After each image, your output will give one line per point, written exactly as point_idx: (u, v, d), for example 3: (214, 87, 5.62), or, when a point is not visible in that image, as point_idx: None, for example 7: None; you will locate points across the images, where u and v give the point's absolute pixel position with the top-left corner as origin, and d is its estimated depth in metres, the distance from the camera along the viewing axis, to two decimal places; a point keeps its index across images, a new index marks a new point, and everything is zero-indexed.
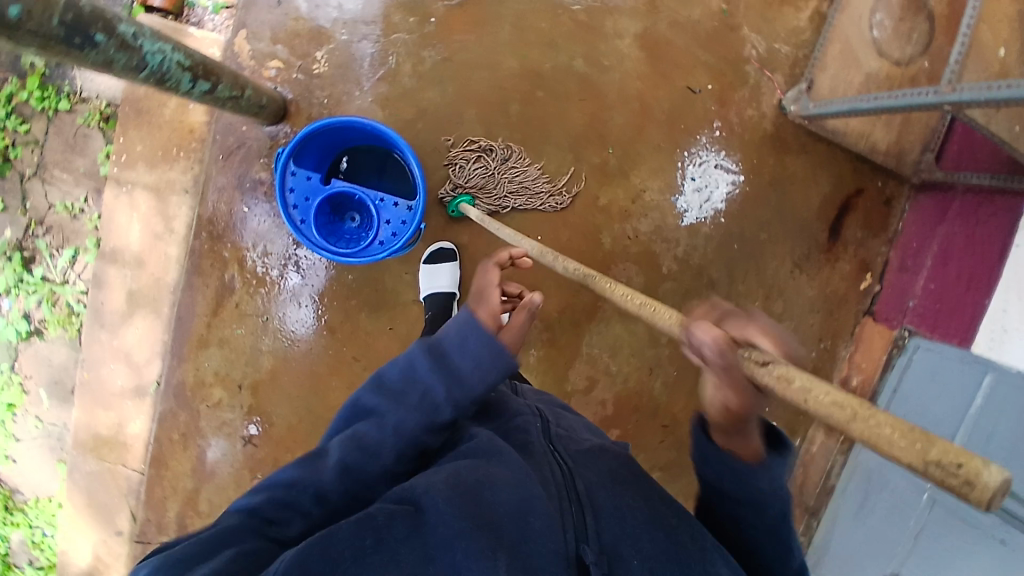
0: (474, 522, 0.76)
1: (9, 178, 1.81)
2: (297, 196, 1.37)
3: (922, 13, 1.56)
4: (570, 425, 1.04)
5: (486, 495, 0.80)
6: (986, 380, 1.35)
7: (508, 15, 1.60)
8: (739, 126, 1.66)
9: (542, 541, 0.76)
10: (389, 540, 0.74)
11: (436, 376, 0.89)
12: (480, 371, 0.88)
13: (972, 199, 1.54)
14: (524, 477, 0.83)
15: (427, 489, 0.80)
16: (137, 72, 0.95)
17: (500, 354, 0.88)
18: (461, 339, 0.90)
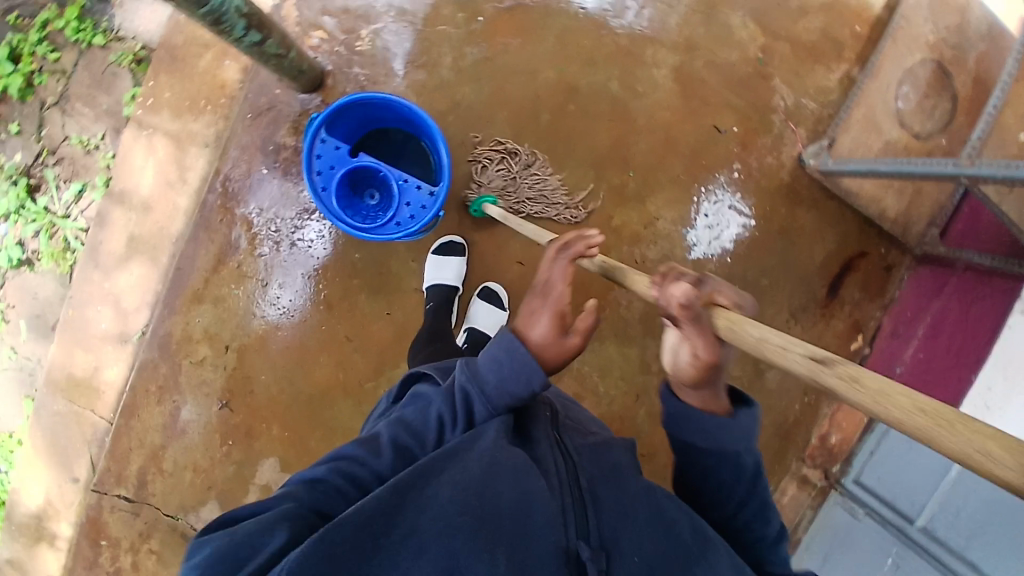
0: (479, 516, 0.77)
1: (30, 104, 1.82)
2: (322, 163, 1.38)
3: (947, 92, 1.60)
4: (577, 420, 1.08)
5: (491, 489, 0.80)
6: None
7: (553, 28, 1.63)
8: (758, 172, 1.70)
9: (541, 534, 0.78)
10: (390, 542, 0.74)
11: (458, 386, 0.91)
12: (510, 390, 0.88)
13: (972, 277, 1.58)
14: (528, 470, 0.84)
15: (430, 484, 0.80)
16: (197, 8, 0.98)
17: (529, 364, 0.87)
18: (487, 352, 0.90)
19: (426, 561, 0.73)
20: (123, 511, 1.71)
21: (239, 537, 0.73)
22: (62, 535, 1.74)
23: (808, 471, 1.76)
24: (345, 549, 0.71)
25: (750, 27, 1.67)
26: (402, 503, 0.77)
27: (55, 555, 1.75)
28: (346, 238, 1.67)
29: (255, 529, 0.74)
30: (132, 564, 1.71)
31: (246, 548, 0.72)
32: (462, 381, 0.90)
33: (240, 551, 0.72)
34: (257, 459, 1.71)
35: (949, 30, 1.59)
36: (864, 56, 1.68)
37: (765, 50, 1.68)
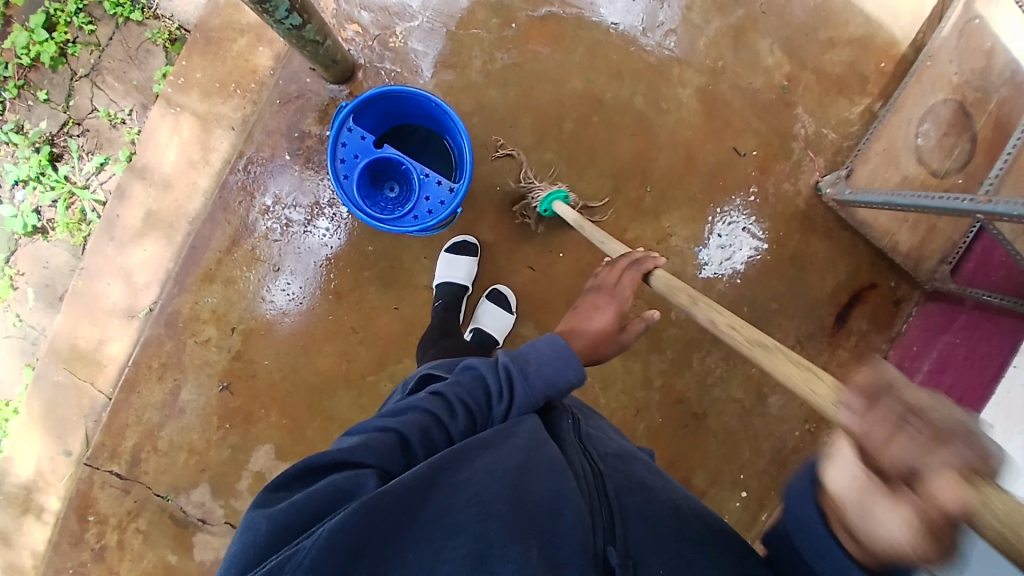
0: (511, 504, 0.75)
1: (61, 73, 1.84)
2: (347, 151, 1.39)
3: (967, 133, 1.61)
4: (597, 426, 1.07)
5: (525, 481, 0.79)
6: None
7: (584, 40, 1.66)
8: (774, 197, 1.72)
9: (570, 530, 0.75)
10: (423, 517, 0.73)
11: (512, 372, 0.93)
12: (557, 373, 0.95)
13: (979, 315, 1.59)
14: (561, 469, 0.82)
15: (465, 469, 0.79)
16: None
17: (573, 355, 0.96)
18: (540, 350, 0.96)
19: (455, 542, 0.71)
20: (113, 487, 1.70)
21: (315, 493, 0.72)
22: (49, 509, 1.72)
23: None
24: (388, 509, 0.70)
25: (778, 54, 1.70)
26: (436, 483, 0.76)
27: (40, 529, 1.72)
28: (361, 230, 1.68)
29: (333, 488, 0.73)
30: (118, 542, 1.69)
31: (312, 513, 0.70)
32: (506, 359, 0.94)
33: (317, 507, 0.71)
34: (253, 445, 1.70)
35: (974, 72, 1.60)
36: (887, 92, 1.71)
37: (790, 78, 1.70)
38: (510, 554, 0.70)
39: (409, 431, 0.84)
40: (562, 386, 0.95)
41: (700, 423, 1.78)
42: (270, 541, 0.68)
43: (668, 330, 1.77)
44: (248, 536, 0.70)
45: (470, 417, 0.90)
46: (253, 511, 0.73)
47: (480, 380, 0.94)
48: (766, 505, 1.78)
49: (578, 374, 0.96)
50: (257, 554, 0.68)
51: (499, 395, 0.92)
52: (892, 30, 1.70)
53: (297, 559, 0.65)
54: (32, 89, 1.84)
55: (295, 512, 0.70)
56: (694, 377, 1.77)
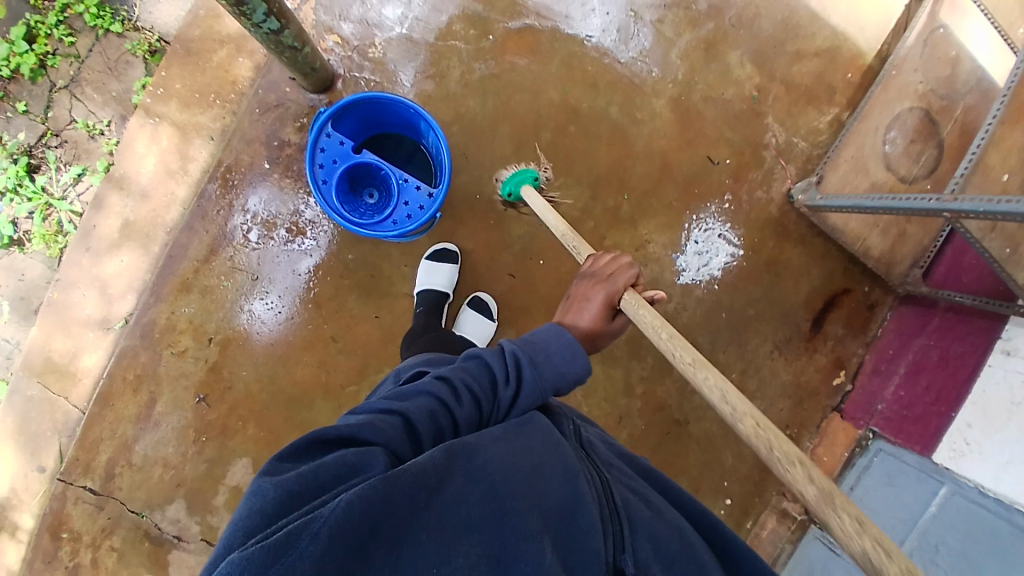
0: (530, 504, 0.74)
1: (40, 85, 1.84)
2: (325, 156, 1.40)
3: (934, 140, 1.66)
4: (596, 433, 1.06)
5: (541, 482, 0.78)
6: (941, 491, 1.40)
7: (560, 51, 1.69)
8: (748, 204, 1.75)
9: (585, 538, 0.75)
10: (440, 501, 0.69)
11: (520, 360, 0.96)
12: (559, 364, 0.99)
13: (953, 317, 1.62)
14: (575, 472, 0.82)
15: (479, 460, 0.77)
16: None
17: (576, 347, 1.01)
18: (545, 340, 1.01)
19: (473, 536, 0.68)
20: (87, 504, 1.65)
21: (327, 464, 0.68)
22: (22, 527, 1.66)
23: (788, 504, 1.77)
24: (409, 484, 0.68)
25: (748, 65, 1.73)
26: (451, 469, 0.74)
27: (16, 548, 1.65)
28: (341, 238, 1.68)
29: (344, 461, 0.70)
30: (91, 560, 1.65)
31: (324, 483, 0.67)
32: (513, 348, 0.97)
33: (327, 478, 0.67)
34: (230, 458, 1.68)
35: (939, 80, 1.65)
36: (854, 102, 1.75)
37: (761, 89, 1.74)
38: (527, 555, 0.68)
39: (415, 416, 0.83)
40: (563, 377, 0.99)
41: (682, 430, 1.78)
42: (276, 510, 0.63)
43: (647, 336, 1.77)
44: (252, 504, 0.64)
45: (475, 401, 0.91)
46: (257, 480, 0.67)
47: (483, 367, 0.95)
48: (749, 511, 1.78)
49: (582, 366, 1.01)
50: (262, 524, 0.62)
51: (503, 381, 0.94)
52: (858, 42, 1.75)
53: (317, 525, 0.59)
54: (10, 100, 1.83)
55: (305, 481, 0.66)
56: (675, 383, 1.78)
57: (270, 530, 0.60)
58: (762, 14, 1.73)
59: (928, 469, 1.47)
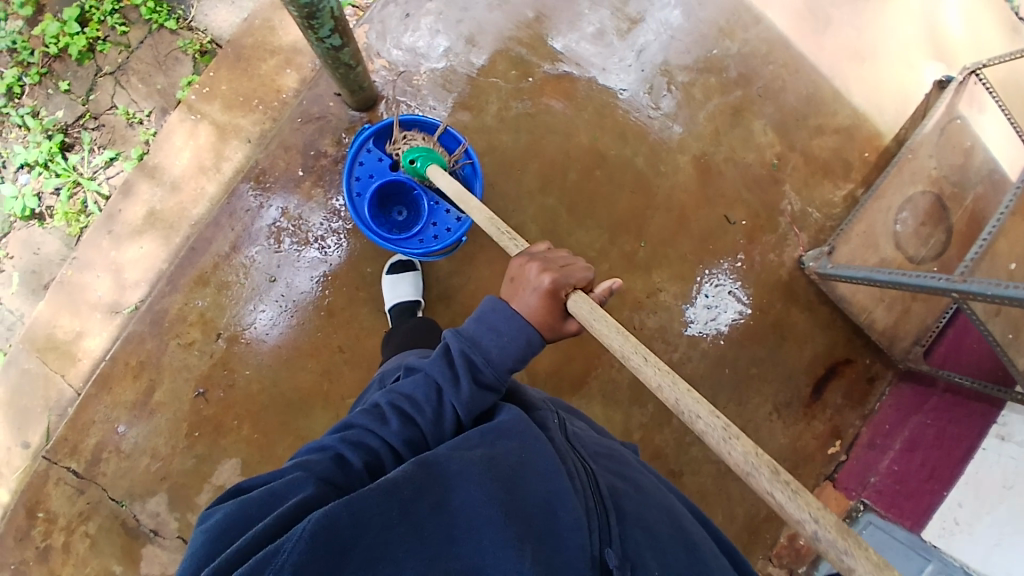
0: (508, 506, 0.79)
1: (86, 68, 1.88)
2: (363, 170, 1.45)
3: (943, 225, 1.75)
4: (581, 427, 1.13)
5: (522, 485, 0.83)
6: (926, 568, 1.41)
7: (594, 99, 1.76)
8: (760, 265, 1.79)
9: (570, 536, 0.79)
10: (416, 514, 0.75)
11: (465, 360, 0.97)
12: (507, 355, 0.98)
13: (950, 398, 1.65)
14: (555, 470, 0.86)
15: (454, 467, 0.83)
16: None
17: (524, 328, 0.99)
18: (489, 327, 0.99)
19: (451, 551, 0.73)
20: (68, 486, 1.62)
21: (252, 499, 0.77)
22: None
23: (773, 569, 1.77)
24: (377, 501, 0.74)
25: (771, 133, 1.80)
26: (428, 480, 0.80)
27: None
28: (362, 251, 1.71)
29: (269, 493, 0.78)
30: (62, 545, 1.61)
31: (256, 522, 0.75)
32: (455, 348, 0.98)
33: (253, 511, 0.76)
34: (220, 457, 1.65)
35: (951, 168, 1.76)
36: (868, 180, 1.82)
37: (780, 157, 1.80)
38: (504, 564, 0.73)
39: (343, 446, 0.89)
40: (514, 365, 0.99)
41: (675, 482, 1.78)
42: (211, 550, 0.72)
43: None
44: (191, 553, 0.74)
45: (417, 408, 0.95)
46: (195, 531, 0.77)
47: (424, 376, 0.98)
48: None
49: (531, 337, 0.99)
50: (210, 562, 0.72)
51: (448, 385, 0.96)
52: (876, 124, 1.83)
53: (279, 561, 0.65)
54: (54, 78, 1.88)
55: (231, 520, 0.75)
56: (673, 433, 1.79)
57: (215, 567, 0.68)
58: (788, 88, 1.81)
59: (916, 545, 1.47)
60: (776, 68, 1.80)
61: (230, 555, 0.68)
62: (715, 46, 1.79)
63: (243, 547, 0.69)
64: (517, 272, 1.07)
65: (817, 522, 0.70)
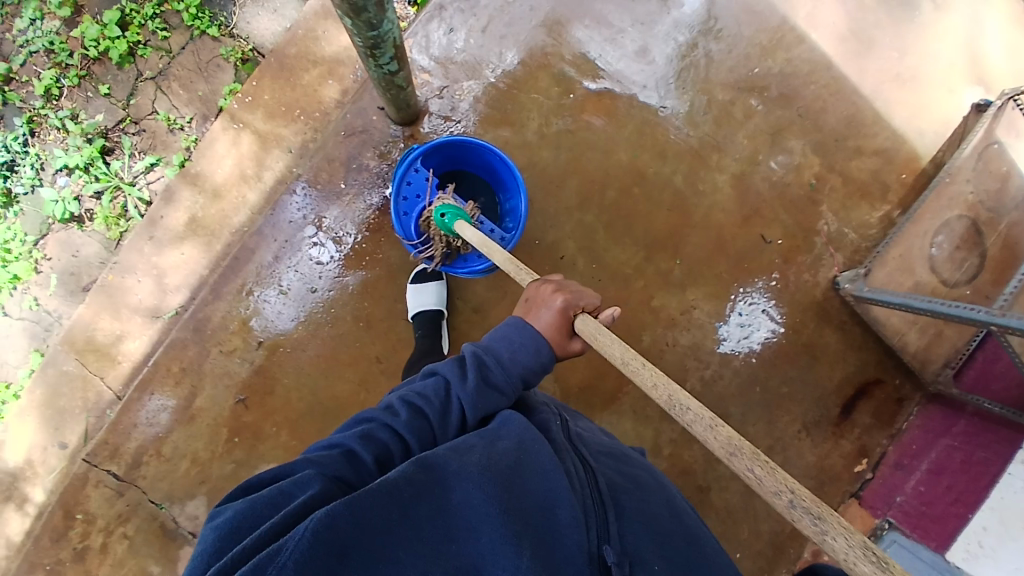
0: (506, 506, 0.81)
1: (127, 72, 1.89)
2: (411, 190, 1.48)
3: (977, 250, 1.76)
4: (586, 427, 1.16)
5: (519, 483, 0.85)
6: None
7: (636, 116, 1.77)
8: (795, 285, 1.80)
9: (566, 534, 0.82)
10: (416, 515, 0.78)
11: (475, 362, 1.01)
12: (518, 359, 1.03)
13: (978, 422, 1.67)
14: (554, 468, 0.88)
15: (453, 468, 0.84)
16: (369, 30, 1.03)
17: (536, 337, 1.04)
18: (504, 335, 1.05)
19: (449, 548, 0.77)
20: (108, 488, 1.65)
21: (262, 496, 0.79)
22: (32, 500, 1.69)
23: None
24: (380, 500, 0.77)
25: (809, 154, 1.81)
26: (426, 481, 0.81)
27: (18, 521, 1.69)
28: (402, 263, 1.72)
29: (277, 491, 0.79)
30: (101, 546, 1.64)
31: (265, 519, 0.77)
32: (469, 351, 1.03)
33: (264, 509, 0.78)
34: (257, 463, 1.68)
35: (987, 193, 1.76)
36: (905, 202, 1.82)
37: (819, 178, 1.81)
38: (502, 560, 0.76)
39: (353, 442, 0.91)
40: (523, 371, 1.03)
41: (702, 497, 1.80)
42: (219, 548, 0.74)
43: None
44: (201, 548, 0.76)
45: (424, 406, 0.97)
46: (206, 527, 0.79)
47: (435, 378, 1.02)
48: None
49: (546, 360, 1.05)
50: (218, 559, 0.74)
51: (456, 381, 0.99)
52: (915, 146, 1.84)
53: (281, 559, 0.68)
54: (93, 80, 1.89)
55: (242, 517, 0.77)
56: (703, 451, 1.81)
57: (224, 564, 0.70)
58: (829, 109, 1.81)
59: (940, 566, 1.47)
60: (817, 89, 1.81)
61: (238, 552, 0.71)
62: (757, 65, 1.80)
63: (249, 546, 0.71)
64: (532, 293, 1.14)
65: (793, 493, 0.71)
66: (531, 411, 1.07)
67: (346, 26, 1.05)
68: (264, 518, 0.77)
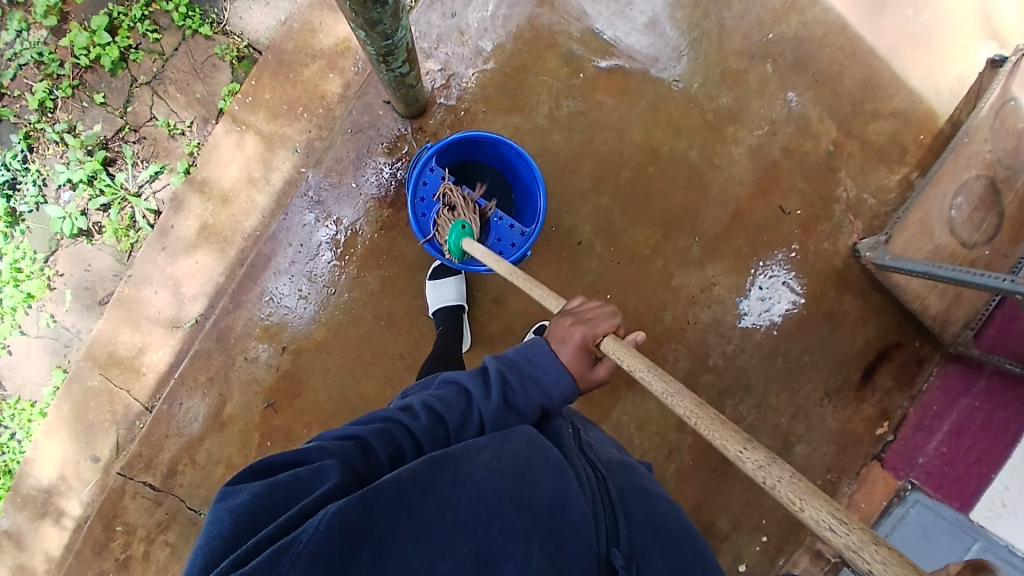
0: (516, 507, 0.77)
1: (120, 78, 1.88)
2: (428, 189, 1.48)
3: (995, 209, 1.73)
4: (599, 437, 1.11)
5: (529, 482, 0.81)
6: (973, 547, 1.40)
7: (648, 94, 1.75)
8: (814, 255, 1.79)
9: (576, 535, 0.79)
10: (423, 512, 0.73)
11: (497, 378, 1.00)
12: (538, 384, 1.02)
13: (998, 381, 1.64)
14: (565, 471, 0.85)
15: (463, 467, 0.80)
16: (383, 40, 1.09)
17: (560, 366, 1.04)
18: (528, 358, 1.04)
19: (458, 540, 0.72)
20: (145, 498, 1.68)
21: (278, 483, 0.75)
22: (68, 513, 1.72)
23: (821, 546, 1.74)
24: (391, 495, 0.73)
25: (825, 120, 1.78)
26: (435, 478, 0.77)
27: (58, 534, 1.72)
28: (419, 258, 1.71)
29: (294, 478, 0.76)
30: (144, 554, 1.67)
31: (281, 509, 0.73)
32: (493, 366, 1.02)
33: (280, 497, 0.74)
34: None
35: (1005, 151, 1.74)
36: (924, 164, 1.80)
37: (837, 144, 1.78)
38: (513, 555, 0.73)
39: (371, 435, 0.88)
40: (542, 401, 1.02)
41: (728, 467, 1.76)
42: (232, 533, 0.70)
43: (704, 375, 1.76)
44: (211, 530, 0.71)
45: (444, 413, 0.95)
46: (216, 507, 0.74)
47: (457, 385, 1.00)
48: (784, 549, 1.75)
49: (568, 391, 1.03)
50: (231, 548, 0.70)
51: (478, 392, 0.98)
52: (932, 105, 1.80)
53: (296, 551, 0.64)
54: (87, 90, 1.88)
55: (259, 502, 0.73)
56: None
57: (239, 552, 0.67)
58: (845, 72, 1.78)
59: (963, 524, 1.46)
60: (833, 52, 1.78)
61: (253, 542, 0.67)
62: (771, 31, 1.77)
63: (267, 535, 0.68)
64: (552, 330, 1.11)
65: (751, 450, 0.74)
66: (546, 422, 1.04)
67: (359, 38, 1.12)
68: (278, 507, 0.73)
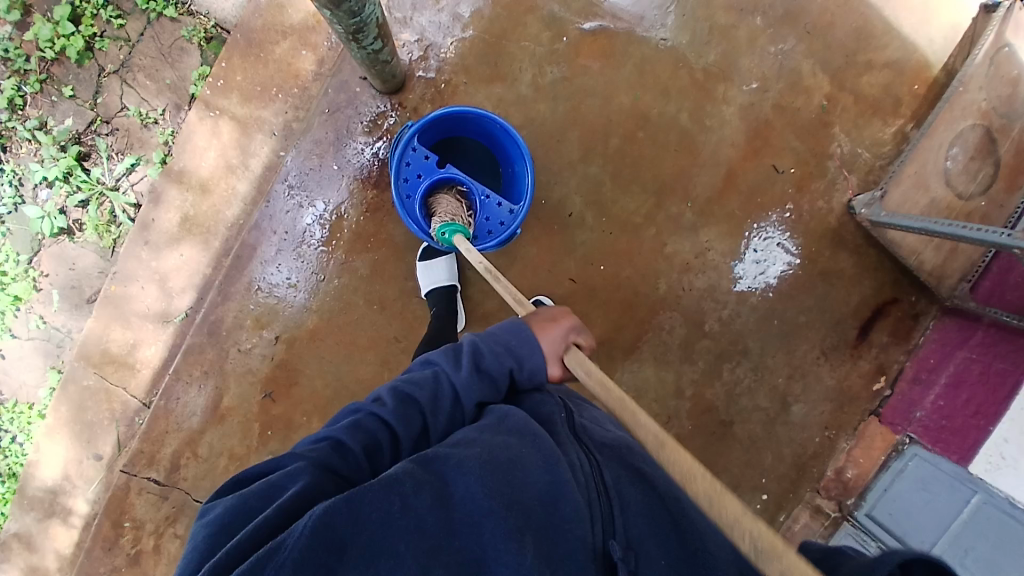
0: (507, 502, 0.77)
1: (88, 69, 1.82)
2: (410, 170, 1.44)
3: (991, 158, 1.68)
4: (593, 416, 1.09)
5: (519, 474, 0.81)
6: (973, 500, 1.41)
7: (634, 56, 1.69)
8: (809, 215, 1.76)
9: (571, 529, 0.78)
10: (416, 509, 0.72)
11: (467, 352, 1.00)
12: (509, 351, 1.01)
13: (996, 333, 1.62)
14: (556, 460, 0.84)
15: (453, 461, 0.79)
16: (352, 18, 1.05)
17: (530, 339, 1.03)
18: (498, 330, 1.04)
19: (450, 544, 0.72)
20: (151, 493, 1.68)
21: (252, 491, 0.74)
22: (76, 512, 1.73)
23: (821, 501, 1.76)
24: (378, 496, 0.71)
25: (818, 74, 1.73)
26: (427, 475, 0.76)
27: (68, 532, 1.73)
28: (408, 239, 1.68)
29: (267, 485, 0.75)
30: (154, 547, 1.68)
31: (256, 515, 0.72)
32: (465, 341, 1.02)
33: (254, 504, 0.73)
34: None
35: (1000, 99, 1.68)
36: (919, 114, 1.75)
37: (829, 99, 1.74)
38: (505, 556, 0.72)
39: (341, 432, 0.86)
40: (514, 363, 1.01)
41: (726, 431, 1.76)
42: (209, 545, 0.70)
43: (700, 341, 1.75)
44: (190, 547, 0.71)
45: (417, 394, 0.94)
46: (195, 524, 0.74)
47: (427, 368, 1.00)
48: (784, 506, 1.77)
49: (537, 363, 1.03)
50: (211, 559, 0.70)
51: (450, 368, 0.98)
52: (926, 54, 1.74)
53: (281, 558, 0.64)
54: (55, 83, 1.82)
55: (235, 513, 0.72)
56: (723, 386, 1.76)
57: (215, 563, 0.66)
58: (836, 23, 1.72)
59: (962, 477, 1.47)
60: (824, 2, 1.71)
61: (228, 552, 0.67)
62: None
63: (243, 542, 0.68)
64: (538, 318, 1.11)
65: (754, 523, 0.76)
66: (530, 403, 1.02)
67: (326, 17, 1.08)
68: (251, 517, 0.72)
